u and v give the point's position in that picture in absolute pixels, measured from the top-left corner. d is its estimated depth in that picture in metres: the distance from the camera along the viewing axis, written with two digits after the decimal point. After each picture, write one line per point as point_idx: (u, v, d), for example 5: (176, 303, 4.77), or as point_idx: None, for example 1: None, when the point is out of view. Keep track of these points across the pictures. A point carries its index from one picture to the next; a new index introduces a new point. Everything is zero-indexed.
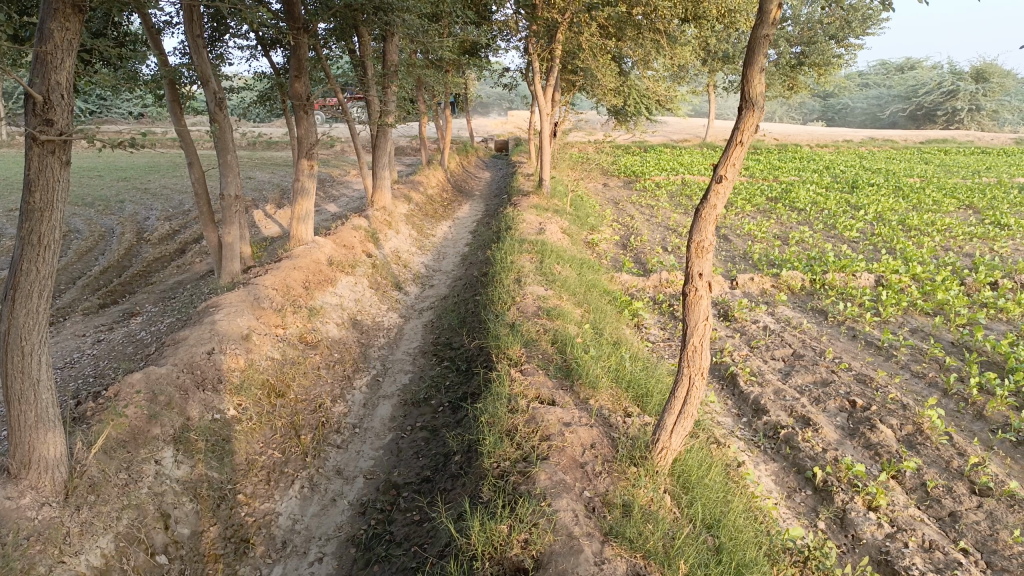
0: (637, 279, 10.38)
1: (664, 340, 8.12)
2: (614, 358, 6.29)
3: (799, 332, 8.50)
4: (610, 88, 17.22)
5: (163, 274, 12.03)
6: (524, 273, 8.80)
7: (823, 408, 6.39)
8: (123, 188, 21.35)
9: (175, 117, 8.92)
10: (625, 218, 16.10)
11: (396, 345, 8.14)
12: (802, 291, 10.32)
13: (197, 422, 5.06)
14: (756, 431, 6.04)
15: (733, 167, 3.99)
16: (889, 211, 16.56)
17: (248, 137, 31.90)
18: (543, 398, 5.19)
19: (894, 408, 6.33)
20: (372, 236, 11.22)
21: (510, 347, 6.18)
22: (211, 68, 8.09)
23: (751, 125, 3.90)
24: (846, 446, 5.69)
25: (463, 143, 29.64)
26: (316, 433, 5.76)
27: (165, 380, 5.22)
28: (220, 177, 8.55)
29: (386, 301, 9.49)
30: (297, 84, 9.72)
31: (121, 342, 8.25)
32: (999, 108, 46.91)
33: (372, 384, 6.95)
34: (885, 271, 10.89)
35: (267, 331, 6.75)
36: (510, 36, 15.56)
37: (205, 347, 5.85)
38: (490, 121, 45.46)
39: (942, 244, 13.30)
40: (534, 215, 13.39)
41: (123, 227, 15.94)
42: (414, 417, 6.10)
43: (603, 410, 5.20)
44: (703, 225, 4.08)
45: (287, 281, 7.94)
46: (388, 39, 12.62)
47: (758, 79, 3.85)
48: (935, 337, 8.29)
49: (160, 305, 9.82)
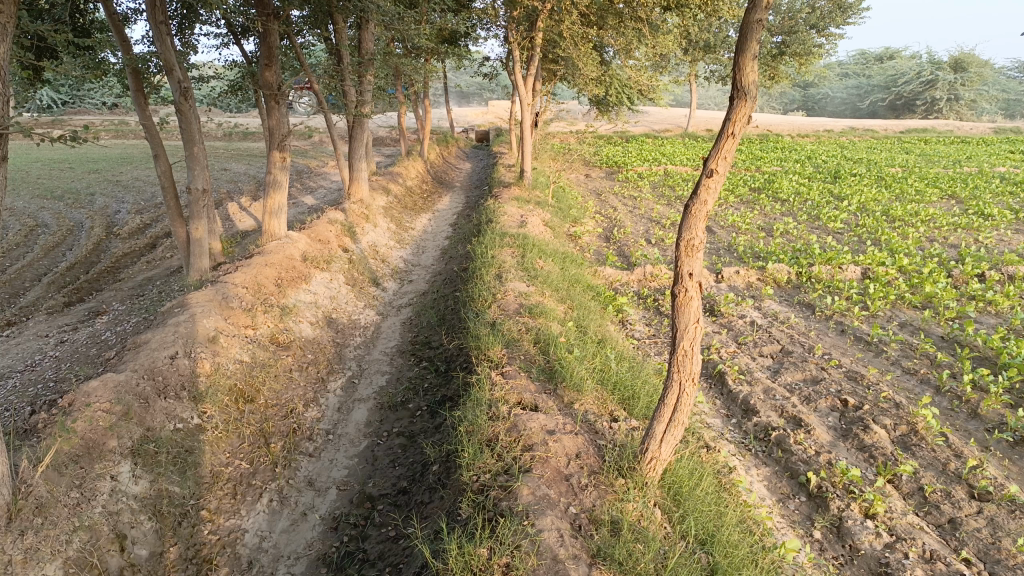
0: (621, 273, 10.15)
1: (650, 337, 7.90)
2: (599, 359, 6.06)
3: (787, 327, 8.30)
4: (591, 78, 16.95)
5: (133, 269, 11.63)
6: (506, 268, 8.54)
7: (814, 408, 6.19)
8: (93, 181, 20.81)
9: (139, 107, 8.52)
10: (608, 210, 15.87)
11: (373, 345, 7.85)
12: (788, 284, 10.13)
13: (157, 433, 4.76)
14: (746, 433, 5.82)
15: (725, 160, 3.74)
16: (872, 201, 16.46)
17: (224, 128, 31.30)
18: (525, 404, 4.94)
19: (887, 407, 6.14)
20: (349, 230, 10.89)
21: (491, 348, 5.92)
22: (175, 56, 7.71)
23: (743, 115, 3.65)
24: (840, 448, 5.51)
25: (443, 134, 29.29)
26: (287, 440, 5.47)
27: (124, 388, 4.91)
28: (187, 170, 8.21)
29: (363, 298, 9.18)
30: (268, 73, 9.38)
31: (85, 343, 7.89)
32: (977, 98, 47.17)
33: (347, 387, 6.66)
34: (872, 263, 10.74)
35: (235, 332, 6.44)
36: (491, 25, 15.25)
37: (168, 351, 5.53)
38: (472, 111, 45.09)
39: (926, 235, 13.18)
40: (515, 208, 13.11)
41: (92, 221, 15.48)
42: (391, 422, 5.83)
43: (587, 415, 4.97)
44: (693, 222, 3.84)
45: (259, 279, 7.62)
46: (364, 26, 12.30)
47: (750, 67, 3.60)
48: (925, 332, 8.13)
49: (128, 303, 9.45)
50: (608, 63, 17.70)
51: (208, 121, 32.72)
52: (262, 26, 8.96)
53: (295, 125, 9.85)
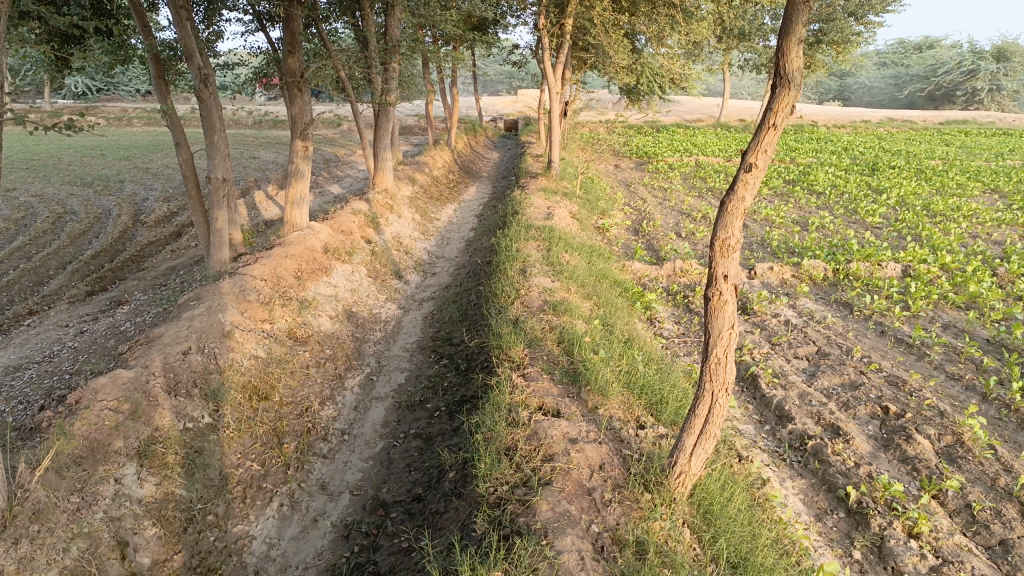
0: (650, 268, 9.86)
1: (678, 336, 7.61)
2: (626, 361, 5.80)
3: (824, 327, 7.96)
4: (622, 66, 16.58)
5: (157, 258, 11.57)
6: (531, 262, 8.28)
7: (853, 415, 5.88)
8: (123, 168, 20.94)
9: (160, 94, 8.38)
10: (636, 202, 15.54)
11: (393, 340, 7.65)
12: (824, 281, 9.75)
13: (165, 433, 4.60)
14: (781, 441, 5.54)
15: (765, 153, 3.47)
16: (912, 195, 15.93)
17: (253, 116, 31.38)
18: (547, 409, 4.70)
19: (931, 416, 5.81)
20: (373, 221, 10.70)
21: (513, 348, 5.69)
22: (196, 42, 7.54)
23: (786, 105, 3.37)
24: (881, 459, 5.21)
25: (473, 123, 29.06)
26: (300, 441, 5.30)
27: (133, 385, 4.77)
28: (207, 159, 8.04)
29: (385, 291, 8.99)
30: (291, 60, 9.22)
31: (103, 334, 7.79)
32: (1020, 88, 45.86)
33: (364, 384, 6.47)
34: (912, 260, 10.32)
35: (252, 326, 6.28)
36: (520, 12, 14.95)
37: (180, 346, 5.37)
38: (501, 100, 44.76)
39: (969, 231, 12.69)
40: (542, 199, 12.85)
41: (120, 209, 15.50)
42: (408, 423, 5.62)
43: (613, 422, 4.72)
44: (730, 221, 3.58)
45: (278, 271, 7.46)
46: (391, 13, 12.13)
47: (795, 52, 3.31)
48: (969, 334, 7.74)
49: (149, 293, 9.36)
50: (640, 52, 17.33)
51: (238, 109, 32.83)
52: (285, 12, 8.77)
53: (318, 113, 9.68)
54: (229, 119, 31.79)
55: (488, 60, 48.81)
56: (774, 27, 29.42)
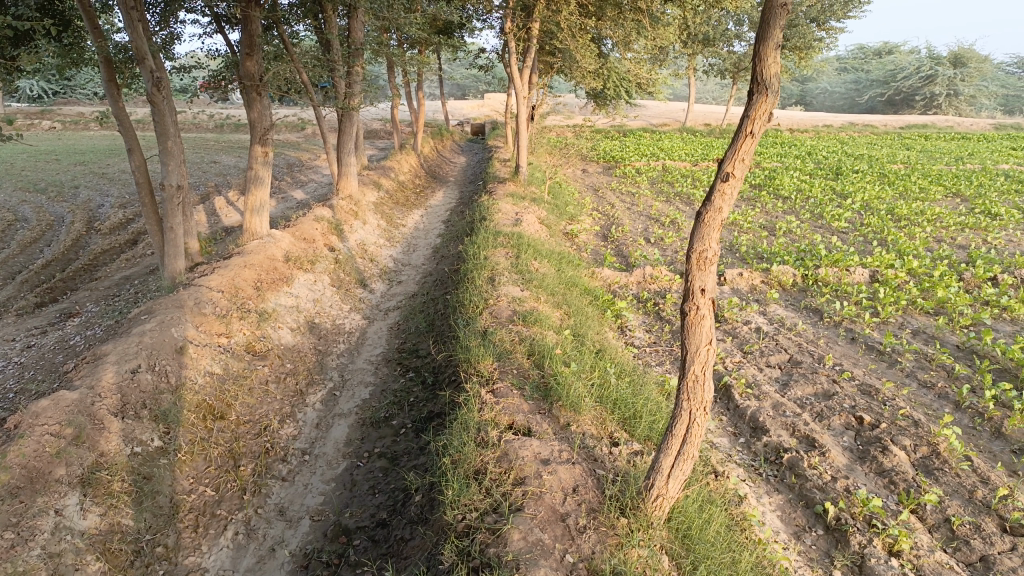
0: (620, 275, 9.73)
1: (650, 345, 7.49)
2: (599, 374, 5.63)
3: (795, 334, 7.89)
4: (589, 70, 16.50)
5: (111, 267, 11.17)
6: (499, 270, 8.09)
7: (827, 426, 5.78)
8: (79, 172, 20.36)
9: (111, 97, 8.03)
10: (605, 207, 15.45)
11: (357, 352, 7.40)
12: (793, 287, 9.72)
13: (112, 458, 4.33)
14: (756, 454, 5.41)
15: (743, 162, 3.33)
16: (876, 199, 16.07)
17: (215, 119, 30.81)
18: (517, 427, 4.51)
19: (906, 426, 5.73)
20: (336, 228, 10.43)
21: (481, 362, 5.49)
22: (149, 44, 7.22)
23: (764, 112, 3.23)
24: (857, 473, 5.11)
25: (439, 127, 28.82)
26: (257, 463, 5.05)
27: (76, 408, 4.49)
28: (161, 165, 7.72)
29: (349, 300, 8.73)
30: (250, 63, 8.93)
31: (52, 349, 7.43)
32: (976, 93, 46.90)
33: (327, 400, 6.22)
34: (880, 265, 10.32)
35: (207, 341, 6.01)
36: (486, 15, 14.78)
37: (128, 365, 5.08)
38: (468, 103, 44.64)
39: (933, 235, 12.79)
40: (510, 205, 12.68)
41: (74, 215, 15.01)
42: (372, 442, 5.39)
43: (586, 439, 4.54)
44: (706, 232, 3.43)
45: (236, 281, 7.17)
46: (354, 15, 11.90)
47: (773, 57, 3.17)
48: (939, 340, 7.72)
49: (102, 305, 8.98)
50: (607, 56, 17.28)
51: (200, 112, 32.22)
52: (243, 12, 8.48)
53: (278, 118, 9.40)
54: (190, 122, 31.18)
55: (454, 64, 48.59)
56: (738, 33, 29.70)
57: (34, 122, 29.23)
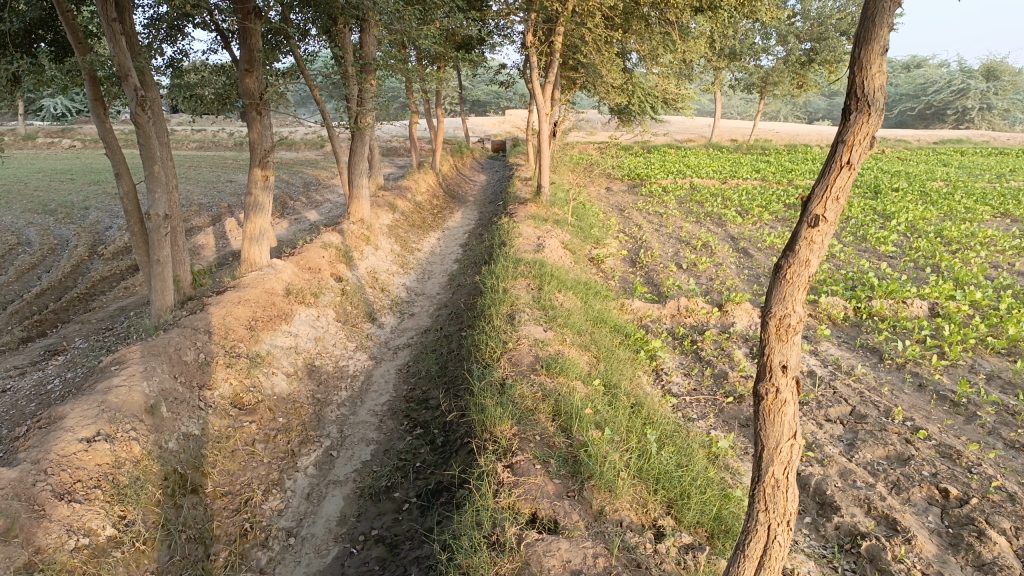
0: (651, 306, 8.88)
1: (690, 393, 6.62)
2: (637, 441, 4.78)
3: (854, 380, 6.99)
4: (613, 86, 15.75)
5: (107, 297, 10.52)
6: (520, 305, 7.28)
7: (907, 500, 4.93)
8: (91, 193, 19.92)
9: (98, 118, 7.33)
10: (632, 228, 14.64)
11: (360, 400, 6.60)
12: (844, 321, 8.80)
13: (49, 554, 3.55)
14: (827, 540, 4.57)
15: (836, 202, 2.51)
16: (922, 220, 15.09)
17: (234, 137, 30.47)
18: (542, 519, 3.73)
19: (1001, 501, 4.85)
20: (345, 255, 9.68)
21: (498, 425, 4.67)
22: (133, 59, 6.52)
23: (864, 137, 2.40)
24: (952, 566, 4.24)
25: (459, 145, 28.20)
26: (231, 550, 4.32)
27: (11, 491, 3.73)
28: (146, 193, 6.97)
29: (355, 337, 7.96)
30: (248, 79, 8.24)
31: (25, 395, 6.73)
32: (1010, 107, 45.64)
33: (322, 463, 5.44)
34: (938, 296, 9.37)
35: (186, 397, 5.28)
36: (507, 30, 13.98)
37: (83, 433, 4.34)
38: (490, 120, 44.11)
39: (988, 260, 11.81)
40: (531, 227, 11.91)
41: (79, 238, 14.46)
42: (370, 520, 4.60)
43: (626, 535, 3.71)
44: (789, 293, 2.63)
45: (226, 320, 6.44)
46: (366, 30, 11.30)
47: (877, 65, 2.35)
48: (1019, 388, 6.77)
49: (91, 342, 8.29)
50: (631, 72, 16.47)
51: (219, 130, 31.98)
52: (241, 24, 7.85)
53: (280, 139, 8.68)
54: (209, 140, 30.87)
55: (475, 80, 48.17)
56: (765, 46, 28.87)
57: (53, 141, 29.17)
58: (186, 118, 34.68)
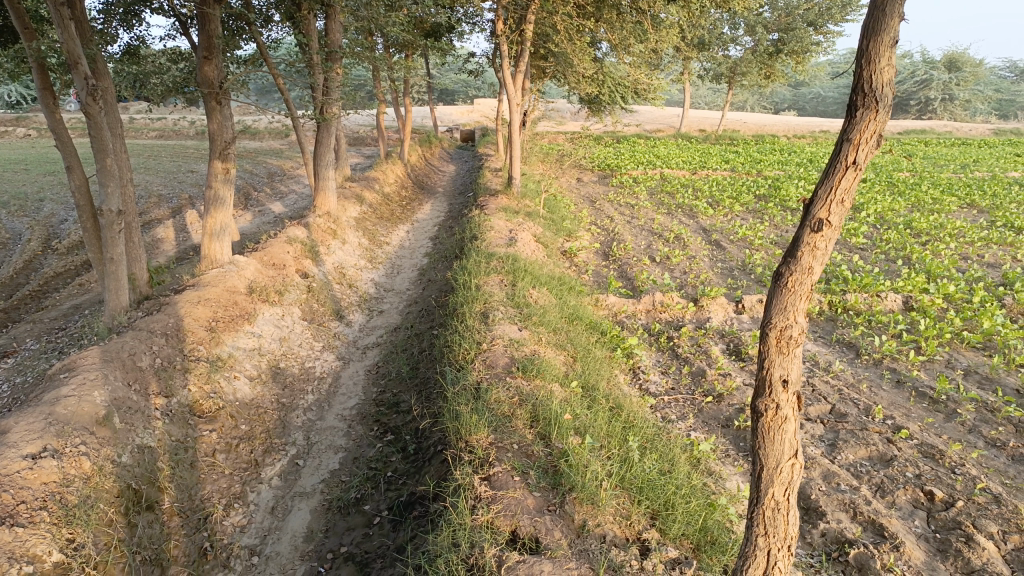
0: (626, 301, 8.69)
1: (668, 392, 6.46)
2: (619, 447, 4.59)
3: (833, 377, 6.88)
4: (584, 75, 15.53)
5: (62, 294, 10.09)
6: (493, 303, 7.04)
7: (893, 504, 4.81)
8: (46, 183, 19.25)
9: (46, 108, 6.92)
10: (604, 220, 14.49)
11: (328, 404, 6.34)
12: (819, 315, 8.72)
13: None
14: (814, 548, 4.43)
15: (841, 205, 2.29)
16: (891, 211, 15.15)
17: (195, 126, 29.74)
18: (522, 539, 3.53)
19: (987, 504, 4.75)
20: (310, 250, 9.36)
21: (474, 434, 4.44)
22: (82, 46, 6.12)
23: (871, 135, 2.19)
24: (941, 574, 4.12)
25: (427, 135, 27.84)
26: None
27: None
28: (99, 188, 6.60)
29: (322, 336, 7.68)
30: (207, 67, 7.86)
31: None
32: (971, 98, 46.33)
33: (288, 474, 5.19)
34: (912, 289, 9.33)
35: (140, 406, 4.98)
36: (476, 17, 13.70)
37: (28, 449, 4.02)
38: (459, 109, 43.71)
39: (958, 252, 11.85)
40: (502, 220, 11.66)
41: (32, 232, 13.92)
42: (338, 536, 4.38)
43: (610, 552, 3.52)
44: (791, 303, 2.44)
45: (185, 322, 6.12)
46: (332, 16, 10.94)
47: (886, 58, 2.13)
48: (997, 384, 6.72)
49: (42, 343, 7.90)
50: (602, 61, 16.26)
51: (180, 119, 31.21)
52: (199, 9, 7.49)
53: (241, 130, 8.33)
54: (170, 128, 30.09)
55: (443, 69, 47.73)
56: (733, 37, 28.87)
57: (6, 129, 28.22)
58: (145, 106, 33.79)
